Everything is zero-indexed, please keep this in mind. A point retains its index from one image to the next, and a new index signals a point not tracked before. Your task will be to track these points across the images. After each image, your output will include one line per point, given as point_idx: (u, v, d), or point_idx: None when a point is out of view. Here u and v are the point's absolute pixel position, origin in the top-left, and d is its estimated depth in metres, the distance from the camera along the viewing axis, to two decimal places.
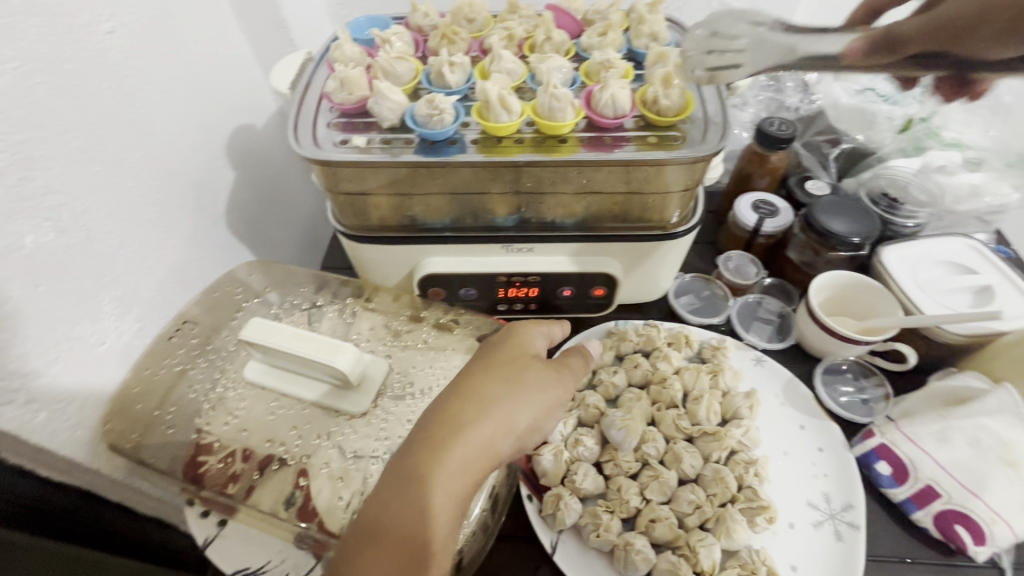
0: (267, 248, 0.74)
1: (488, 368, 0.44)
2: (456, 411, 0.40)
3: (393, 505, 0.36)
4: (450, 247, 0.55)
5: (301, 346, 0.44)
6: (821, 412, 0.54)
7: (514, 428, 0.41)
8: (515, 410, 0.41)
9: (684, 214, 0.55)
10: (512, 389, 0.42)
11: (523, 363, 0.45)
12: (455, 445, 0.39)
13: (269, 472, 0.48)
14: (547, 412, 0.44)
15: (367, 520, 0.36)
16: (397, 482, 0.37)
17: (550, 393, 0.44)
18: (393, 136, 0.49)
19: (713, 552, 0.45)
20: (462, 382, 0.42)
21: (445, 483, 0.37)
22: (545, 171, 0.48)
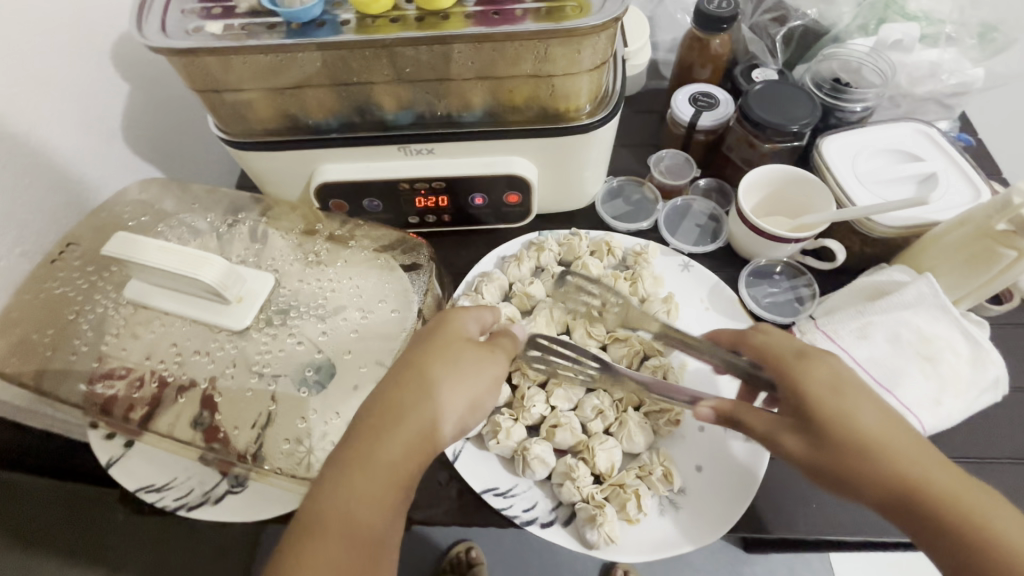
0: (178, 168, 0.69)
1: (422, 354, 0.39)
2: (391, 400, 0.37)
3: (333, 501, 0.35)
4: (341, 151, 0.50)
5: (164, 259, 0.41)
6: (743, 314, 0.52)
7: (454, 415, 0.38)
8: (455, 395, 0.38)
9: (598, 104, 0.49)
10: (454, 373, 0.38)
11: (462, 343, 0.40)
12: (392, 437, 0.36)
13: (171, 397, 0.46)
14: (490, 393, 0.40)
15: (307, 518, 0.34)
16: (338, 477, 0.35)
17: (492, 372, 0.40)
18: (256, 20, 0.43)
19: (613, 454, 0.45)
20: (396, 370, 0.39)
21: (384, 475, 0.35)
22: (430, 53, 0.43)
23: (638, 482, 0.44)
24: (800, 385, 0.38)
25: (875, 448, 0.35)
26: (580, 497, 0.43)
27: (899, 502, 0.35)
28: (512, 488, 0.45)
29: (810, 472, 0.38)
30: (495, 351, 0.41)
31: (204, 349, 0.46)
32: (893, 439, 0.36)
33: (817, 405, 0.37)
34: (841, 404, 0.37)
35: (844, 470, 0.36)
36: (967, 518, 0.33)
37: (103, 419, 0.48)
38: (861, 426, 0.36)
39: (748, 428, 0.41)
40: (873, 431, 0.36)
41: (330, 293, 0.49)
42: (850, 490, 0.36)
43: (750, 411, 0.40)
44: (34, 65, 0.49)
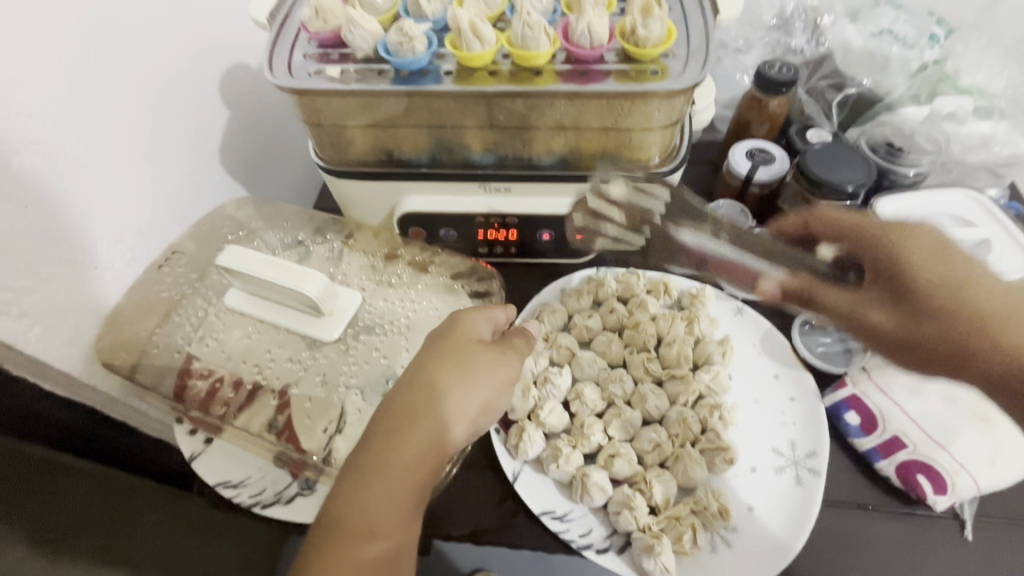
0: (255, 185, 0.75)
1: (436, 357, 0.43)
2: (408, 401, 0.41)
3: (352, 505, 0.38)
4: (427, 184, 0.55)
5: (273, 272, 0.47)
6: (796, 363, 0.54)
7: (467, 415, 0.42)
8: (466, 396, 0.42)
9: (667, 156, 0.53)
10: (464, 375, 0.43)
11: (471, 347, 0.45)
12: (408, 439, 0.40)
13: (253, 398, 0.50)
14: (499, 394, 0.45)
15: (329, 521, 0.38)
16: (353, 480, 0.39)
17: (500, 373, 0.45)
18: (366, 66, 0.48)
19: (668, 487, 0.46)
20: (412, 374, 0.43)
21: (402, 476, 0.39)
22: (519, 103, 0.47)
23: (692, 516, 0.45)
24: (906, 235, 0.41)
25: (988, 323, 0.37)
26: (637, 526, 0.45)
27: (1012, 371, 0.36)
28: (567, 513, 0.47)
29: (904, 342, 0.40)
30: (503, 354, 0.46)
31: (295, 357, 0.50)
32: (997, 306, 0.37)
33: (922, 273, 0.39)
34: (943, 270, 0.39)
35: (954, 343, 0.38)
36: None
37: (191, 415, 0.53)
38: (978, 297, 0.38)
39: (824, 307, 0.43)
40: (997, 305, 0.37)
41: (410, 313, 0.53)
42: (959, 361, 0.38)
43: (822, 288, 0.43)
44: (154, 94, 0.56)
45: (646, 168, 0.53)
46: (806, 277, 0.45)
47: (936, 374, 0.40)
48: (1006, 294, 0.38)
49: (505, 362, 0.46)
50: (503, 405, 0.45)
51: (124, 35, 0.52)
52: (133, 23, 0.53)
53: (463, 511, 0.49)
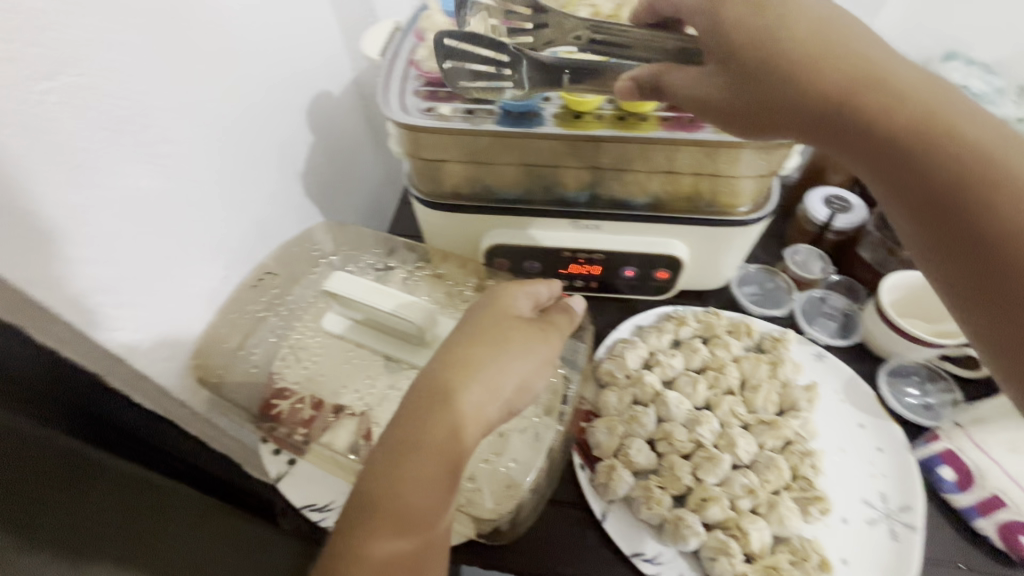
0: (329, 205, 0.77)
1: (472, 334, 0.44)
2: (442, 377, 0.41)
3: (384, 484, 0.38)
4: (518, 218, 0.56)
5: (382, 300, 0.48)
6: (883, 413, 0.53)
7: (501, 391, 0.42)
8: (502, 373, 0.42)
9: (755, 203, 0.54)
10: (498, 352, 0.43)
11: (507, 325, 0.46)
12: (439, 416, 0.40)
13: (337, 418, 0.51)
14: (536, 373, 0.45)
15: (363, 498, 0.38)
16: (387, 458, 0.38)
17: (536, 352, 0.45)
18: (472, 105, 0.50)
19: (763, 535, 0.46)
20: (446, 352, 0.43)
21: (434, 454, 0.38)
22: (621, 147, 0.49)
23: (791, 567, 0.44)
24: (781, 17, 0.35)
25: (900, 93, 0.33)
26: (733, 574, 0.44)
27: (823, 109, 0.34)
28: (658, 555, 0.47)
29: (721, 109, 0.38)
30: (540, 333, 0.46)
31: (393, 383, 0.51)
32: (897, 78, 0.33)
33: (756, 42, 0.35)
34: (807, 35, 0.34)
35: (829, 112, 0.34)
36: (965, 155, 0.31)
37: (277, 434, 0.53)
38: (861, 69, 0.34)
39: (674, 92, 0.38)
40: (881, 81, 0.33)
41: None
42: (770, 115, 0.36)
43: (671, 74, 0.38)
44: (249, 120, 0.58)
45: (509, 49, 0.44)
46: (663, 64, 0.39)
47: (751, 135, 0.38)
48: (879, 57, 0.34)
49: (540, 340, 0.46)
50: (539, 385, 0.45)
51: (235, 65, 0.55)
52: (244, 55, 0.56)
53: (550, 549, 0.48)
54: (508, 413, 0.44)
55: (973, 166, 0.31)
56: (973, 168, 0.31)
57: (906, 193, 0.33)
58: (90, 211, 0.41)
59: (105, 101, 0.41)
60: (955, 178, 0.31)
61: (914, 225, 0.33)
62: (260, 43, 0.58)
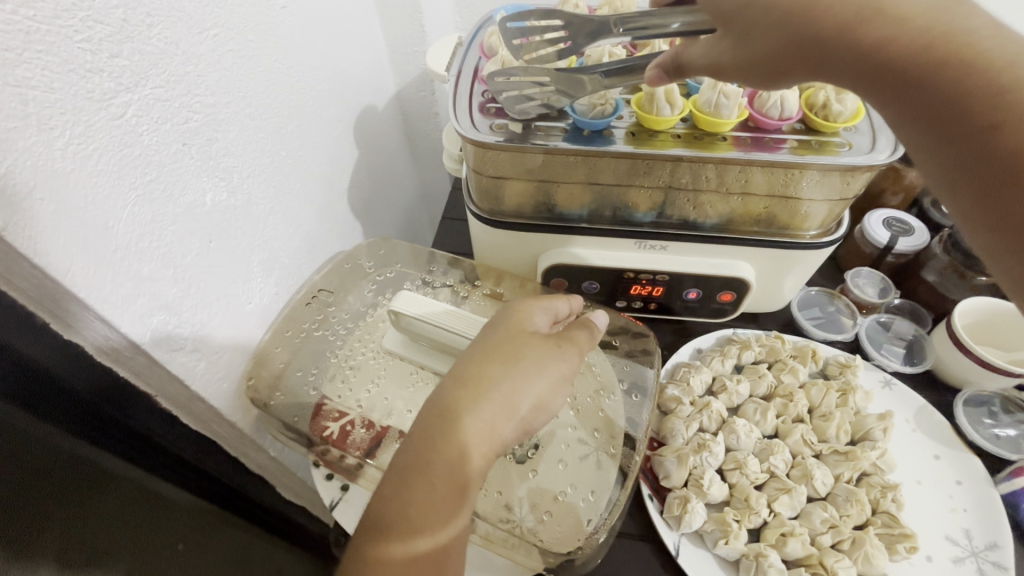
0: (371, 221, 0.76)
1: (485, 352, 0.43)
2: (454, 395, 0.40)
3: (394, 507, 0.37)
4: (581, 238, 0.55)
5: (452, 320, 0.49)
6: (960, 443, 0.52)
7: (516, 411, 0.41)
8: (514, 391, 0.41)
9: (825, 227, 0.53)
10: (511, 369, 0.42)
11: (522, 341, 0.44)
12: (451, 437, 0.38)
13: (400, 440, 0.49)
14: (552, 390, 0.43)
15: (372, 521, 0.37)
16: (396, 479, 0.38)
17: (552, 369, 0.43)
18: (541, 122, 0.49)
19: (850, 574, 0.43)
20: (458, 371, 0.42)
21: (444, 476, 0.37)
22: (695, 168, 0.47)
23: None
24: None
25: (935, 42, 0.29)
26: None
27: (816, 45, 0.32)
28: None
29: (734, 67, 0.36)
30: (557, 349, 0.45)
31: None
32: (937, 22, 0.30)
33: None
34: None
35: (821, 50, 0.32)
36: (1013, 106, 0.27)
37: (330, 457, 0.51)
38: (890, 17, 0.30)
39: (693, 68, 0.38)
40: (917, 27, 0.30)
41: None
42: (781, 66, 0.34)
43: (692, 48, 0.37)
44: (304, 133, 0.57)
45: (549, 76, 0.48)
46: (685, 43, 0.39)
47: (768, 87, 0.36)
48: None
49: (555, 355, 0.44)
50: (556, 405, 0.43)
51: (292, 77, 0.54)
52: (302, 67, 0.55)
53: None
54: (523, 432, 0.43)
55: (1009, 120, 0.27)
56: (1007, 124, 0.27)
57: (936, 154, 0.31)
58: (159, 225, 0.39)
59: (182, 115, 0.40)
60: (990, 135, 0.28)
61: (957, 195, 0.30)
62: (317, 56, 0.57)
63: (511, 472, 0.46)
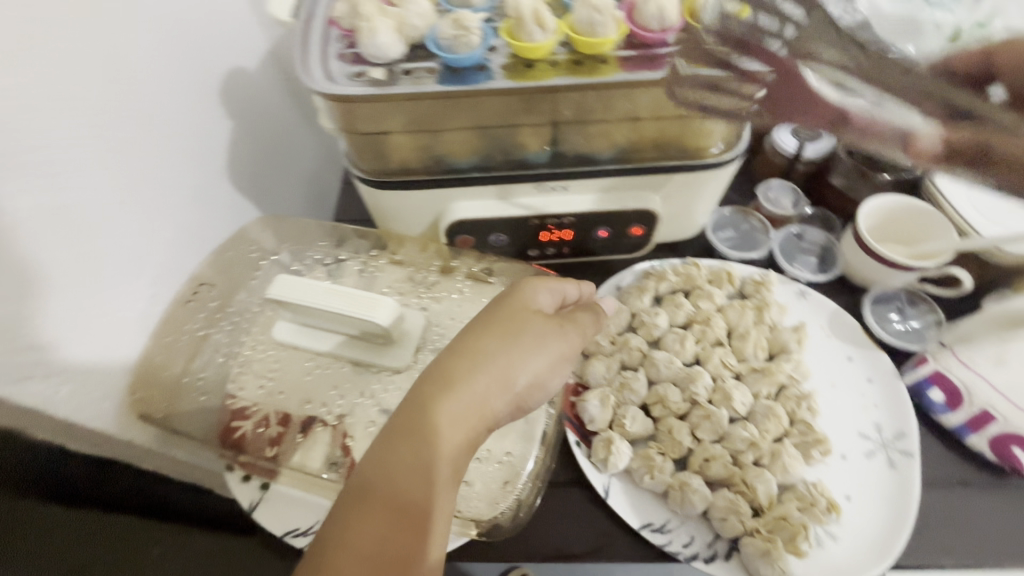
0: (269, 195, 0.67)
1: (482, 324, 0.39)
2: (446, 364, 0.36)
3: (378, 471, 0.33)
4: (478, 189, 0.51)
5: (336, 302, 0.41)
6: (870, 342, 0.53)
7: (511, 385, 0.37)
8: (512, 365, 0.37)
9: (729, 141, 0.50)
10: (508, 342, 0.38)
11: (523, 316, 0.40)
12: (436, 410, 0.35)
13: (309, 434, 0.45)
14: (550, 370, 0.40)
15: (343, 496, 0.33)
16: (383, 443, 0.34)
17: (551, 347, 0.40)
18: (411, 63, 0.44)
19: (770, 487, 0.45)
20: (455, 341, 0.38)
21: (429, 446, 0.34)
22: (584, 96, 0.44)
23: (801, 515, 0.43)
24: None
25: None
26: (745, 530, 0.43)
27: None
28: (665, 523, 0.45)
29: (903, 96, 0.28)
30: (558, 328, 0.41)
31: (363, 391, 0.44)
32: None
33: None
34: None
35: None
36: None
37: (242, 459, 0.48)
38: None
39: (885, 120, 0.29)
40: None
41: None
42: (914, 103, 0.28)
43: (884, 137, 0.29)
44: (164, 108, 0.49)
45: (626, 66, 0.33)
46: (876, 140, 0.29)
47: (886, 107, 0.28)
48: None
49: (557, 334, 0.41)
50: (552, 383, 0.40)
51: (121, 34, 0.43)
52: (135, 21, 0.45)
53: (557, 533, 0.46)
54: (517, 410, 0.39)
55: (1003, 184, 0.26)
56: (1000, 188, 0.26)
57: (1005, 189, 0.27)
58: None
59: None
60: None
61: None
62: (162, 8, 0.48)
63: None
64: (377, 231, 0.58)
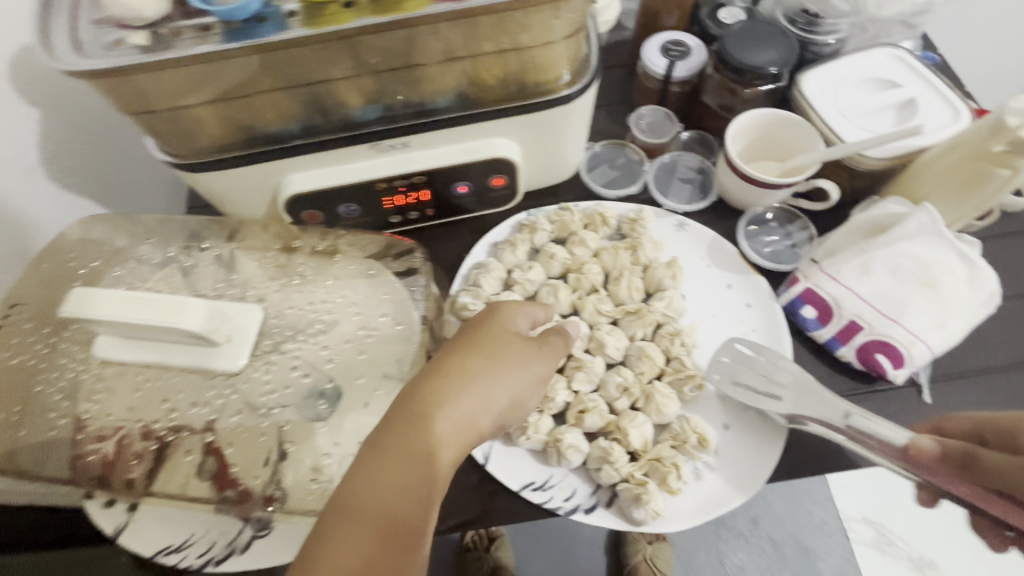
0: (132, 184, 0.58)
1: (465, 341, 0.36)
2: (432, 383, 0.33)
3: (363, 486, 0.28)
4: (308, 158, 0.45)
5: (135, 312, 0.36)
6: (747, 267, 0.51)
7: (496, 405, 0.34)
8: (498, 384, 0.34)
9: (577, 70, 0.45)
10: (494, 361, 0.35)
11: (506, 334, 0.37)
12: (428, 424, 0.31)
13: (151, 455, 0.41)
14: (528, 392, 0.37)
15: (321, 512, 0.28)
16: (366, 459, 0.29)
17: (533, 368, 0.37)
18: (181, 22, 0.37)
19: (643, 429, 0.44)
20: (437, 358, 0.35)
21: (420, 461, 0.30)
22: (390, 36, 0.38)
23: (673, 453, 0.44)
24: None
25: None
26: (620, 478, 0.43)
27: None
28: (547, 480, 0.45)
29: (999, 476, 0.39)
30: (539, 350, 0.39)
31: (200, 399, 0.41)
32: None
33: None
34: None
35: None
36: None
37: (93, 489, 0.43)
38: None
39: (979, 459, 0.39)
40: None
41: (327, 317, 0.44)
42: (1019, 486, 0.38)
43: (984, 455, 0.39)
44: None
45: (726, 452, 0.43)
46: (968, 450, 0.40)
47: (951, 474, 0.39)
48: None
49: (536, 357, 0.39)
50: (529, 405, 0.37)
51: None
52: None
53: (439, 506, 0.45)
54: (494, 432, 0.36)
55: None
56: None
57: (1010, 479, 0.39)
58: None
59: None
60: None
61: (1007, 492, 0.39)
62: None
63: (285, 437, 0.41)
64: (215, 218, 0.52)
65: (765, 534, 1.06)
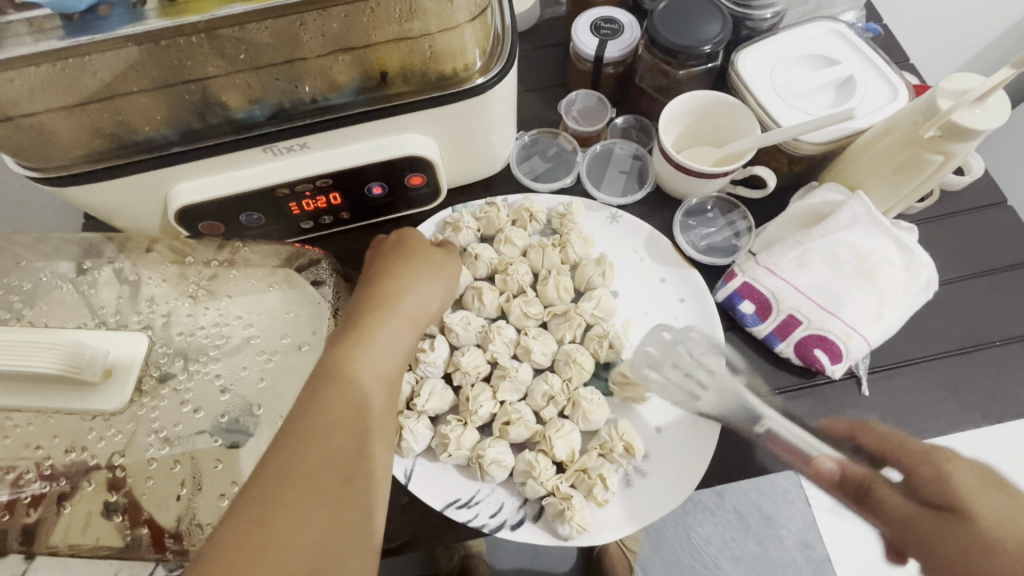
0: (45, 207, 0.54)
1: (393, 258, 0.40)
2: (368, 295, 0.37)
3: (326, 384, 0.32)
4: (192, 165, 0.40)
5: None
6: (682, 260, 0.49)
7: (430, 305, 0.39)
8: (428, 287, 0.39)
9: (489, 54, 0.41)
10: (421, 269, 0.39)
11: (424, 248, 0.41)
12: (377, 319, 0.35)
13: (27, 507, 0.37)
14: (453, 296, 0.42)
15: (291, 415, 0.31)
16: (323, 366, 0.33)
17: (453, 273, 0.42)
18: (12, 17, 0.32)
19: (569, 438, 0.43)
20: (384, 267, 0.39)
21: (378, 350, 0.34)
22: (266, 27, 0.35)
23: (600, 463, 0.42)
24: None
25: None
26: (546, 491, 0.41)
27: None
28: (473, 495, 0.42)
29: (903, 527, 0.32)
30: (453, 257, 0.43)
31: (78, 443, 0.38)
32: None
33: None
34: None
35: None
36: None
37: None
38: None
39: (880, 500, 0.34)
40: None
41: (220, 336, 0.42)
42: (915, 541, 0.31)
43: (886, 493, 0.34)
44: None
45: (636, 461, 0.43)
46: (864, 477, 0.35)
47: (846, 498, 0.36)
48: None
49: (453, 264, 0.43)
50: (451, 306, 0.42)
51: None
52: None
53: None
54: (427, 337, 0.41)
55: (939, 473, 0.32)
56: (936, 480, 0.32)
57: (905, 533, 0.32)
58: None
59: None
60: None
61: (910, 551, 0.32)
62: None
63: (192, 472, 0.38)
64: (98, 232, 0.47)
65: (731, 506, 1.02)
